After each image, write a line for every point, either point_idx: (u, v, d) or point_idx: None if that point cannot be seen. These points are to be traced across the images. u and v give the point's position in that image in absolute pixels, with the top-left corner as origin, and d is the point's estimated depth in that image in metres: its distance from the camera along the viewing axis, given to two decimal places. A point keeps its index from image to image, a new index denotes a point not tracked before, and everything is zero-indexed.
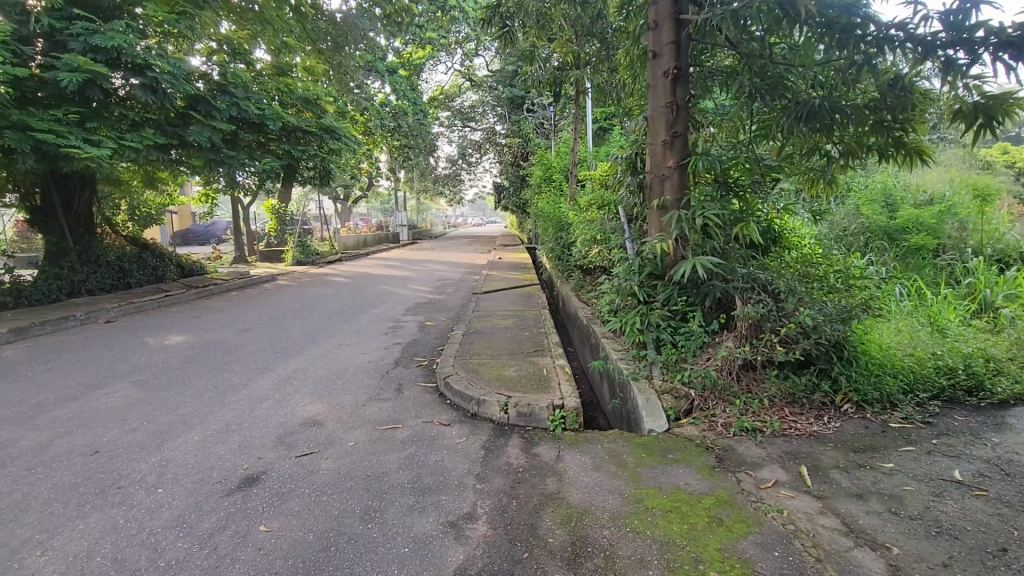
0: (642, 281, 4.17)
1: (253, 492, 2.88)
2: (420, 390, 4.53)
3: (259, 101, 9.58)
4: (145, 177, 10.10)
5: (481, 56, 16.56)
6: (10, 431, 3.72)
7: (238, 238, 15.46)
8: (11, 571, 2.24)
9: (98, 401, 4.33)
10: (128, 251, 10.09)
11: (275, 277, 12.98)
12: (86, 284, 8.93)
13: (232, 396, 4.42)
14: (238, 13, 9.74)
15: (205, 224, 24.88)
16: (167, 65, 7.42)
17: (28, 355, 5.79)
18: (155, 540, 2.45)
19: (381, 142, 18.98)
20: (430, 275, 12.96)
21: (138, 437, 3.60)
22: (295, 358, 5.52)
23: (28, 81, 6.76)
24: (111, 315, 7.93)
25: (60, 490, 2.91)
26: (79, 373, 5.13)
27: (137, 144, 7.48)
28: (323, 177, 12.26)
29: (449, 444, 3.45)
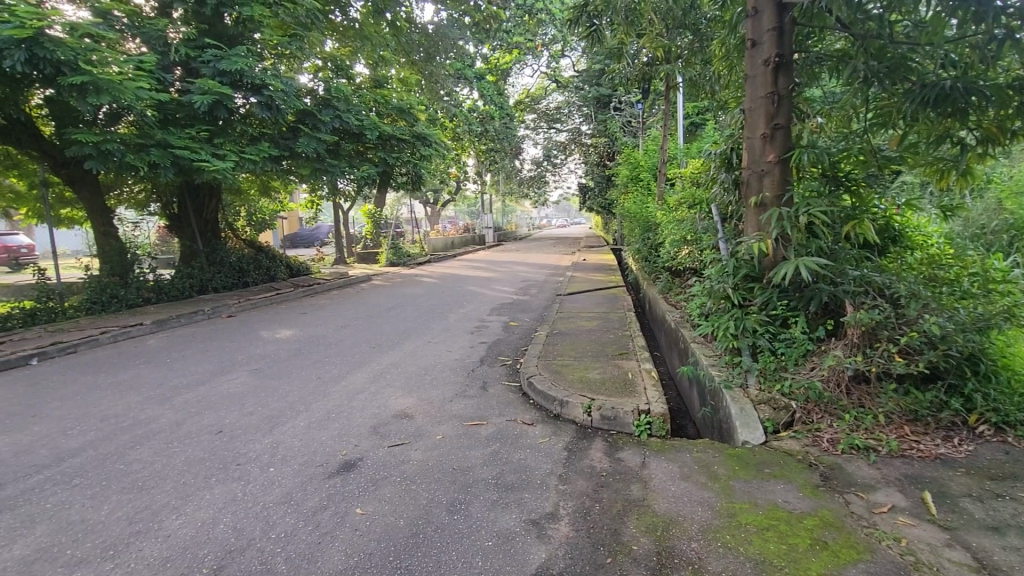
0: (737, 284, 3.97)
1: (349, 477, 3.08)
2: (504, 389, 4.60)
3: (359, 113, 10.28)
4: (261, 186, 11.19)
5: (567, 57, 16.55)
6: (153, 410, 4.29)
7: (339, 241, 16.72)
8: (153, 531, 2.58)
9: (221, 387, 4.86)
10: (247, 253, 11.28)
11: (371, 277, 13.86)
12: (212, 282, 10.09)
13: (332, 387, 4.76)
14: (341, 31, 10.55)
15: (311, 228, 27.33)
16: (279, 83, 8.16)
17: (167, 344, 6.64)
18: (268, 514, 2.70)
19: (469, 146, 19.80)
20: (515, 276, 13.18)
21: (254, 420, 4.00)
22: (387, 354, 5.83)
23: (168, 105, 7.69)
24: (231, 310, 8.88)
25: (192, 463, 3.31)
26: (206, 361, 5.79)
27: (255, 156, 8.30)
28: (415, 182, 12.76)
29: (532, 443, 3.47)
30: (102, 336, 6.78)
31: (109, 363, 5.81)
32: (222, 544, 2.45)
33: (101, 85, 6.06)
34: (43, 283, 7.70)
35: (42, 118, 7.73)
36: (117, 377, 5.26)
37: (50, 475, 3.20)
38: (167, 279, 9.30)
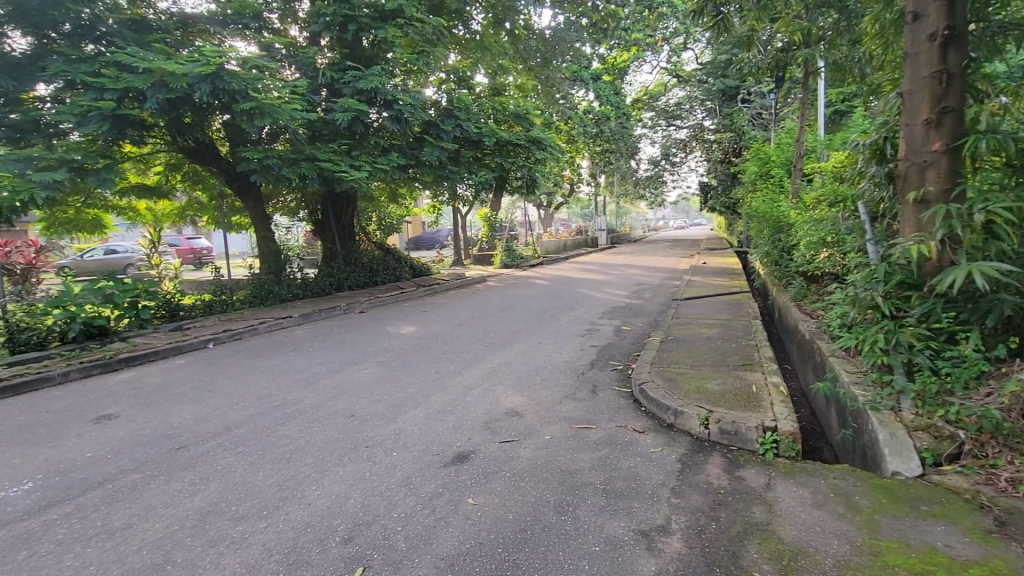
0: (888, 292, 3.50)
1: (462, 467, 3.23)
2: (615, 394, 4.50)
3: (478, 121, 10.70)
4: (391, 193, 12.18)
5: (689, 49, 15.79)
6: (299, 393, 4.87)
7: (457, 243, 17.59)
8: (297, 498, 2.93)
9: (354, 375, 5.37)
10: (377, 255, 12.32)
11: (485, 278, 14.35)
12: (348, 281, 11.18)
13: (448, 382, 5.02)
14: (463, 44, 11.09)
15: (432, 232, 29.11)
16: (408, 97, 8.81)
17: (311, 335, 7.49)
18: (391, 494, 2.93)
19: (583, 147, 19.76)
20: (628, 279, 12.83)
21: (381, 408, 4.37)
22: (499, 353, 6.01)
23: (316, 123, 8.68)
24: (363, 307, 9.77)
25: (329, 441, 3.70)
26: (342, 351, 6.44)
27: (386, 166, 9.05)
28: (529, 187, 12.79)
29: (643, 451, 3.36)
30: (260, 325, 7.84)
31: (265, 349, 6.69)
32: (352, 517, 2.71)
33: (265, 108, 7.03)
34: (218, 279, 9.09)
35: (221, 139, 9.14)
36: (271, 362, 6.05)
37: (221, 442, 3.78)
38: (312, 278, 10.50)
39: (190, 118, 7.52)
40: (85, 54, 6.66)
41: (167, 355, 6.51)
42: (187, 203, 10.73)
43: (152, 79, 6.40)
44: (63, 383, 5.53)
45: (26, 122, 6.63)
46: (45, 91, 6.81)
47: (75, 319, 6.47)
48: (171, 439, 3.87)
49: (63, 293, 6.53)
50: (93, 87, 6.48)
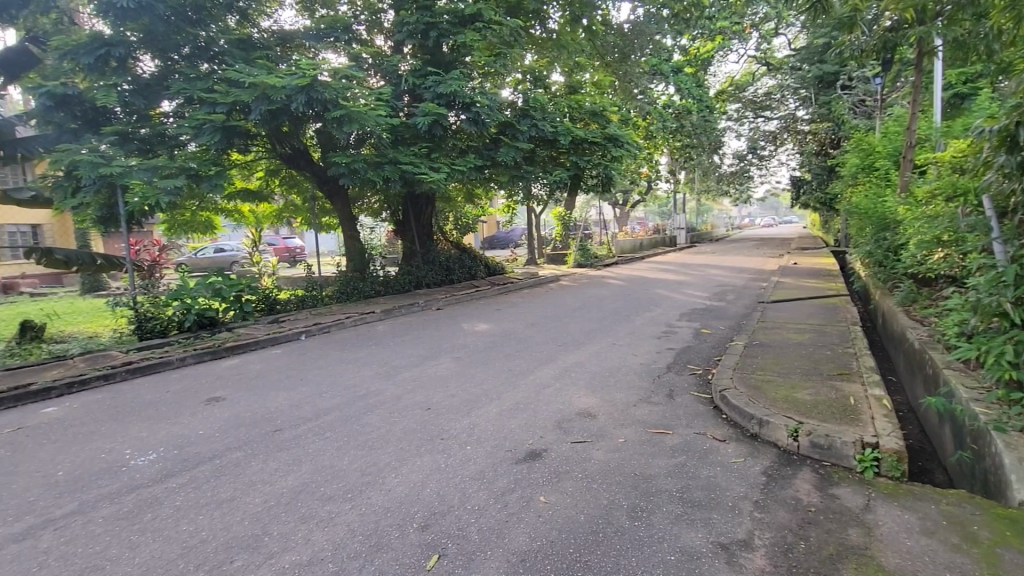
0: (1019, 298, 3.05)
1: (534, 465, 3.25)
2: (694, 400, 4.32)
3: (554, 120, 10.65)
4: (467, 193, 12.47)
5: (781, 35, 14.78)
6: (380, 384, 5.12)
7: (532, 242, 17.68)
8: (378, 483, 3.09)
9: (430, 370, 5.56)
10: (454, 254, 12.68)
11: (559, 278, 14.30)
12: (426, 278, 11.61)
13: (522, 380, 5.06)
14: (540, 44, 11.11)
15: (506, 231, 29.49)
16: (485, 100, 8.97)
17: (391, 330, 7.85)
18: (465, 487, 3.00)
19: (663, 143, 19.13)
20: (709, 280, 12.25)
21: (456, 402, 4.49)
22: (572, 353, 5.97)
23: (399, 128, 9.06)
24: (440, 304, 10.09)
25: (408, 432, 3.86)
26: (420, 346, 6.69)
27: (463, 167, 9.28)
28: (605, 185, 12.38)
29: (723, 461, 3.20)
30: (347, 320, 8.34)
31: (350, 342, 7.11)
32: (429, 506, 2.81)
33: (353, 115, 7.45)
34: (310, 276, 9.78)
35: (313, 146, 9.80)
36: (355, 354, 6.41)
37: (311, 427, 4.06)
38: (393, 276, 11.00)
39: (288, 128, 8.14)
40: (201, 73, 7.41)
41: (266, 345, 7.11)
42: (284, 205, 11.63)
43: (256, 93, 6.99)
44: (180, 367, 6.20)
45: (154, 136, 7.49)
46: (169, 107, 7.67)
47: (191, 310, 7.25)
48: (268, 422, 4.22)
49: (182, 287, 7.33)
50: (207, 102, 7.19)
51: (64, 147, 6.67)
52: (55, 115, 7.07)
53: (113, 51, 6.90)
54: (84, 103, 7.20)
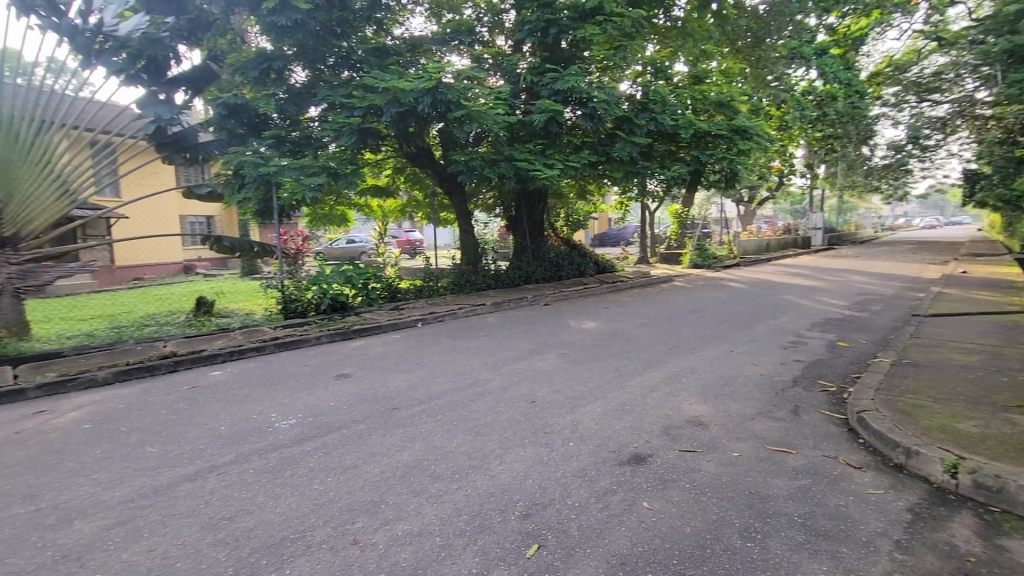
0: None
1: (638, 469, 3.15)
2: (823, 419, 3.89)
3: (675, 113, 10.14)
4: (580, 189, 12.37)
5: (958, 4, 12.68)
6: (488, 374, 5.30)
7: (645, 241, 17.11)
8: (483, 468, 3.20)
9: (536, 364, 5.64)
10: (563, 250, 12.71)
11: (673, 278, 13.68)
12: (535, 274, 11.77)
13: (628, 381, 4.93)
14: (664, 33, 11.00)
15: (618, 228, 28.90)
16: (603, 94, 8.83)
17: (500, 322, 8.08)
18: (566, 482, 3.00)
19: (799, 135, 17.42)
20: (849, 288, 10.93)
21: (560, 398, 4.51)
22: (684, 358, 5.68)
23: (516, 125, 9.24)
24: (548, 300, 10.18)
25: (512, 423, 3.95)
26: (526, 340, 6.81)
27: (577, 164, 9.23)
28: (729, 180, 11.64)
29: (858, 490, 2.85)
30: (459, 310, 8.75)
31: (461, 332, 7.45)
32: (530, 496, 2.85)
33: (473, 115, 7.76)
34: (428, 268, 10.38)
35: (436, 145, 10.37)
36: (466, 344, 6.70)
37: (424, 408, 4.32)
38: (504, 270, 11.30)
39: (414, 129, 8.71)
40: (342, 80, 8.15)
41: (388, 330, 7.70)
42: (408, 201, 12.46)
43: (388, 96, 7.55)
44: (317, 344, 6.95)
45: (302, 138, 8.41)
46: (315, 113, 8.57)
47: (326, 294, 8.09)
48: (387, 400, 4.57)
49: (320, 274, 8.25)
50: (346, 107, 7.92)
51: (234, 150, 7.78)
52: (228, 122, 8.25)
53: (272, 64, 7.87)
54: (250, 111, 8.27)
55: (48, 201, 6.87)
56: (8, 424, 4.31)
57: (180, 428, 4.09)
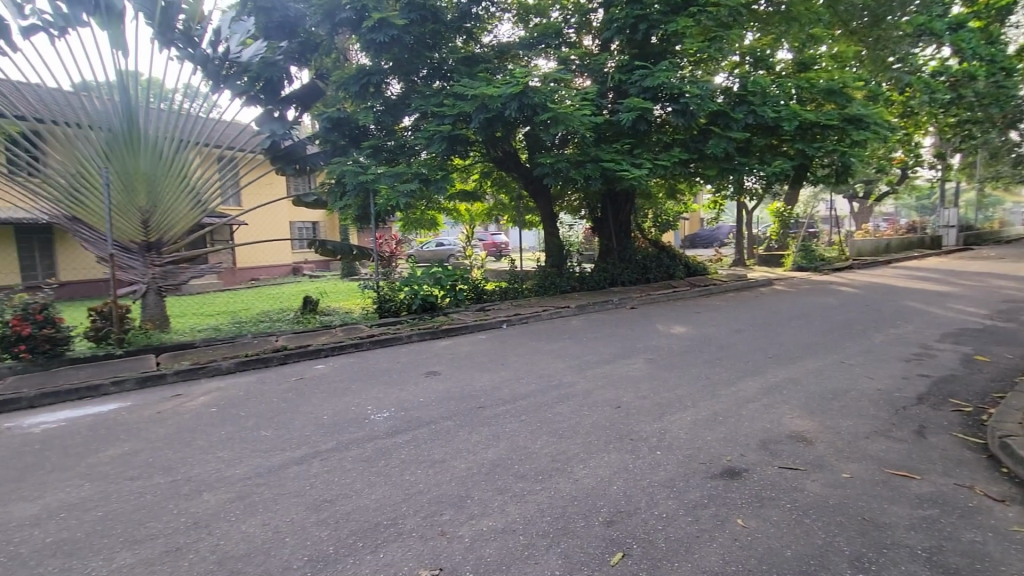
0: None
1: (733, 484, 2.96)
2: (956, 442, 3.42)
3: (777, 104, 9.44)
4: (670, 189, 11.90)
5: None
6: (571, 377, 5.26)
7: (741, 241, 16.11)
8: (567, 472, 3.17)
9: (621, 368, 5.50)
10: (651, 252, 12.32)
11: (773, 281, 12.75)
12: (621, 276, 11.52)
13: (721, 390, 4.66)
14: (765, 19, 10.22)
15: (712, 228, 27.50)
16: (696, 89, 8.45)
17: (585, 325, 7.99)
18: (653, 492, 2.89)
19: (926, 122, 15.54)
20: (990, 294, 9.54)
21: (647, 404, 4.36)
22: (784, 368, 5.27)
23: (603, 126, 9.12)
24: (634, 303, 9.91)
25: (596, 427, 3.88)
26: (612, 344, 6.66)
27: (667, 162, 8.90)
28: (841, 174, 10.67)
29: (1001, 527, 2.47)
30: (543, 312, 8.78)
31: (545, 334, 7.46)
32: (615, 503, 2.78)
33: (560, 117, 7.75)
34: (513, 270, 10.53)
35: (522, 148, 10.49)
36: (550, 346, 6.69)
37: (509, 408, 4.37)
38: (589, 272, 11.17)
39: (501, 133, 8.86)
40: (434, 90, 8.49)
41: (474, 330, 7.90)
42: (494, 204, 12.72)
43: (477, 103, 7.74)
44: (408, 342, 7.30)
45: (397, 147, 8.86)
46: (409, 122, 8.99)
47: (417, 295, 8.48)
48: (473, 399, 4.68)
49: (411, 275, 8.65)
50: (437, 115, 8.24)
51: (337, 160, 8.40)
52: (332, 135, 8.94)
53: (372, 79, 8.39)
54: (351, 124, 8.87)
55: (182, 211, 7.83)
56: (152, 404, 4.96)
57: (288, 415, 4.47)
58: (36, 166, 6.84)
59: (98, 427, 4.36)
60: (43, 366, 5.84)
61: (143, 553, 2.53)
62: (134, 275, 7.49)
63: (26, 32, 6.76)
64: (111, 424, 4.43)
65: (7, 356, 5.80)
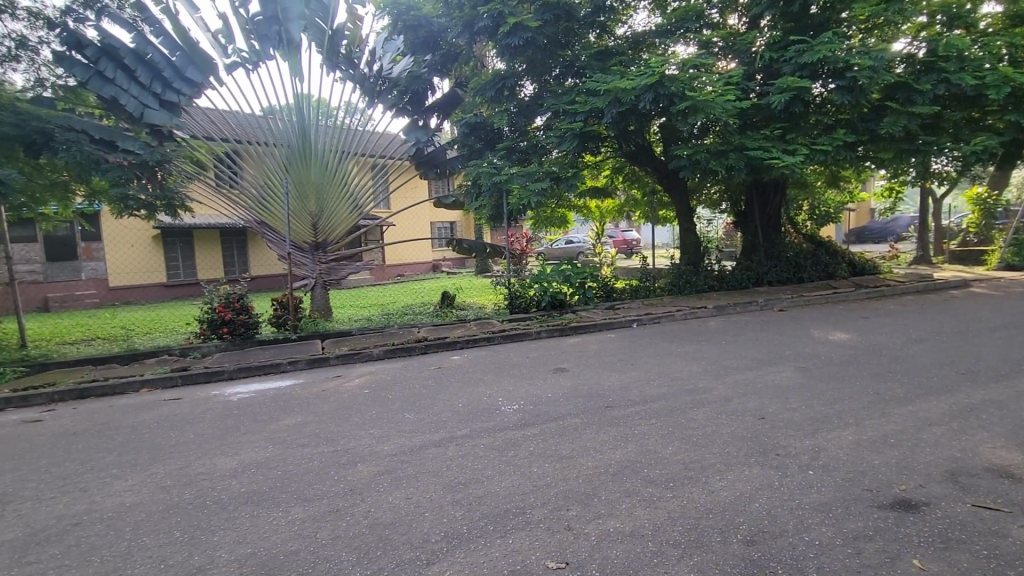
0: None
1: (907, 517, 2.52)
2: None
3: (980, 68, 7.86)
4: (831, 177, 10.48)
5: None
6: (710, 382, 4.90)
7: (925, 236, 13.73)
8: (700, 482, 2.97)
9: (767, 377, 4.99)
10: (806, 248, 11.06)
11: (969, 283, 10.65)
12: (768, 276, 10.50)
13: (893, 408, 4.00)
14: None
15: (885, 221, 23.87)
16: (867, 59, 7.38)
17: (724, 328, 7.43)
18: (803, 514, 2.59)
19: None
20: None
21: (799, 417, 3.91)
22: (983, 387, 4.36)
23: (750, 110, 8.38)
24: (784, 305, 8.97)
25: (736, 438, 3.57)
26: (757, 349, 6.07)
27: (827, 146, 7.90)
28: None
29: None
30: (677, 312, 8.35)
31: (679, 335, 7.07)
32: (757, 521, 2.54)
33: (699, 105, 7.28)
34: (645, 267, 10.15)
35: (656, 141, 10.06)
36: (685, 348, 6.34)
37: (639, 410, 4.22)
38: (730, 271, 10.38)
39: (634, 127, 8.59)
40: (565, 88, 8.50)
41: (603, 328, 7.79)
42: (626, 201, 12.38)
43: (609, 98, 7.58)
44: (537, 338, 7.43)
45: (530, 147, 8.98)
46: (541, 122, 9.10)
47: (546, 292, 8.59)
48: (601, 398, 4.60)
49: (541, 273, 8.77)
50: (569, 113, 8.24)
51: (474, 162, 8.86)
52: (469, 139, 9.44)
53: (506, 83, 8.69)
54: (487, 127, 9.26)
55: (343, 215, 8.85)
56: (318, 383, 5.69)
57: (427, 401, 4.81)
58: (236, 179, 8.28)
59: (276, 400, 5.12)
60: (239, 346, 7.02)
61: (310, 511, 2.91)
62: (306, 271, 8.67)
63: (230, 69, 8.16)
64: (286, 398, 5.17)
65: (215, 336, 7.07)
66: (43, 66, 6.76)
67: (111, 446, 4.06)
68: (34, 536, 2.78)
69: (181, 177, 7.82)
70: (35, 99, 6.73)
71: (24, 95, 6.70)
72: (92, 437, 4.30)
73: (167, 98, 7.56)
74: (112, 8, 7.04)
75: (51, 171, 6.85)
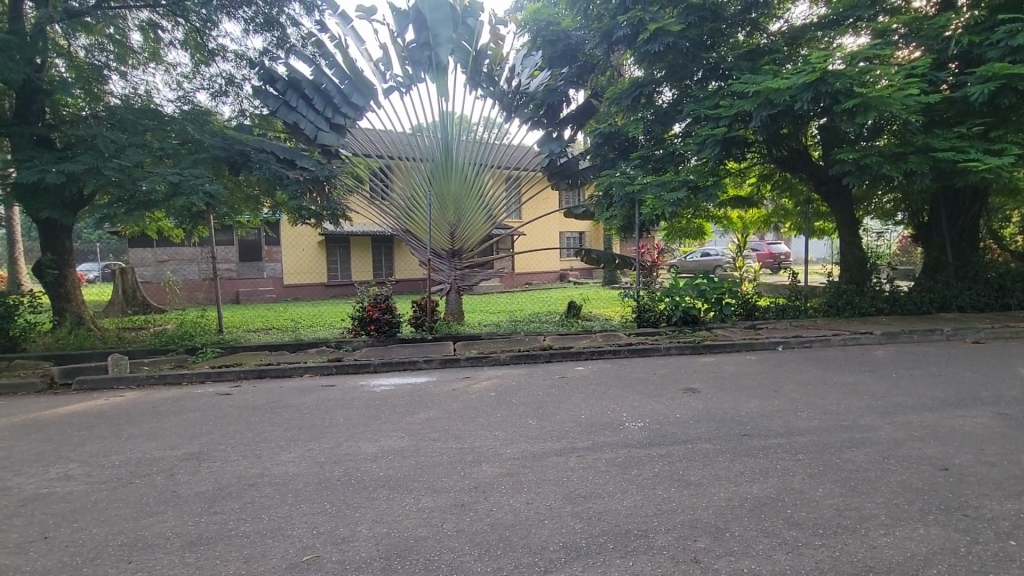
0: None
1: None
2: None
3: None
4: None
5: None
6: (875, 420, 4.25)
7: None
8: (857, 533, 2.56)
9: (954, 420, 4.18)
10: (1015, 268, 9.22)
11: None
12: (958, 299, 8.91)
13: None
14: None
15: None
16: None
17: (895, 358, 6.39)
18: None
19: None
20: None
21: (998, 473, 3.20)
22: None
23: (938, 105, 7.19)
24: (979, 335, 7.47)
25: (908, 488, 3.02)
26: (940, 386, 5.13)
27: None
28: None
29: None
30: (834, 337, 7.37)
31: (835, 363, 6.23)
32: None
33: (871, 102, 6.41)
34: (795, 285, 9.12)
35: (814, 145, 9.07)
36: (842, 378, 5.57)
37: (782, 443, 3.78)
38: (904, 292, 8.95)
39: (788, 130, 7.83)
40: (709, 92, 8.03)
41: (742, 349, 7.18)
42: (773, 211, 11.34)
43: (759, 99, 6.99)
44: (667, 354, 7.08)
45: (666, 155, 8.61)
46: (680, 129, 8.70)
47: (678, 306, 8.11)
48: (739, 425, 4.22)
49: (674, 287, 8.31)
50: (712, 117, 7.75)
51: (607, 172, 8.76)
52: (603, 149, 9.35)
53: (644, 90, 8.46)
54: (622, 136, 9.09)
55: (477, 224, 9.29)
56: (449, 382, 6.01)
57: (549, 409, 4.83)
58: (387, 192, 9.13)
59: (411, 395, 5.51)
60: (383, 343, 7.70)
61: (438, 502, 3.06)
62: (442, 277, 9.22)
63: (387, 93, 9.08)
64: (420, 393, 5.54)
65: (364, 332, 7.82)
66: (245, 99, 8.13)
67: (279, 422, 4.70)
68: (221, 490, 3.30)
69: (343, 190, 8.81)
70: (238, 127, 8.12)
71: (230, 124, 8.11)
72: (265, 412, 5.02)
73: (336, 121, 8.63)
74: (298, 46, 8.24)
75: (246, 184, 8.18)
